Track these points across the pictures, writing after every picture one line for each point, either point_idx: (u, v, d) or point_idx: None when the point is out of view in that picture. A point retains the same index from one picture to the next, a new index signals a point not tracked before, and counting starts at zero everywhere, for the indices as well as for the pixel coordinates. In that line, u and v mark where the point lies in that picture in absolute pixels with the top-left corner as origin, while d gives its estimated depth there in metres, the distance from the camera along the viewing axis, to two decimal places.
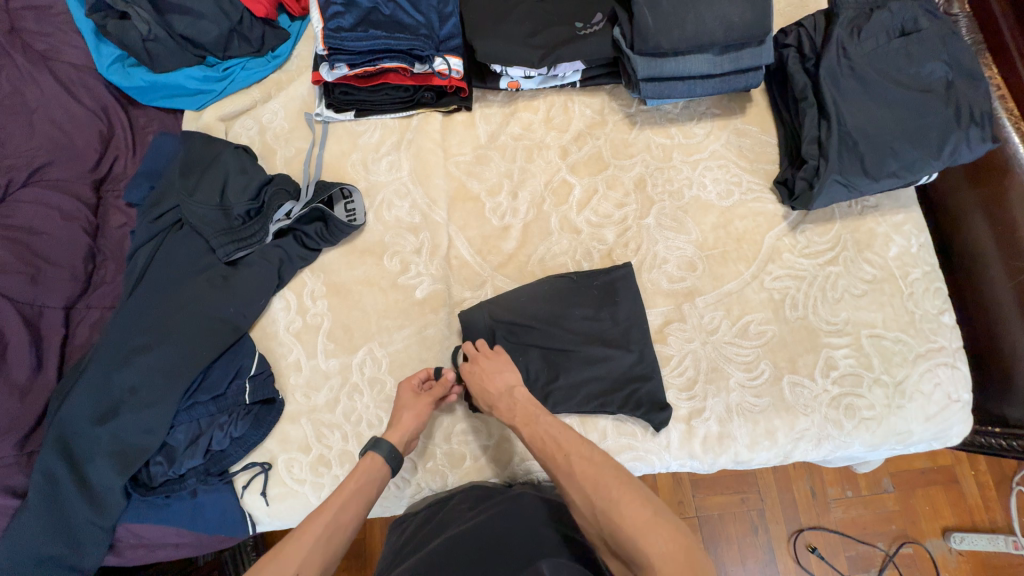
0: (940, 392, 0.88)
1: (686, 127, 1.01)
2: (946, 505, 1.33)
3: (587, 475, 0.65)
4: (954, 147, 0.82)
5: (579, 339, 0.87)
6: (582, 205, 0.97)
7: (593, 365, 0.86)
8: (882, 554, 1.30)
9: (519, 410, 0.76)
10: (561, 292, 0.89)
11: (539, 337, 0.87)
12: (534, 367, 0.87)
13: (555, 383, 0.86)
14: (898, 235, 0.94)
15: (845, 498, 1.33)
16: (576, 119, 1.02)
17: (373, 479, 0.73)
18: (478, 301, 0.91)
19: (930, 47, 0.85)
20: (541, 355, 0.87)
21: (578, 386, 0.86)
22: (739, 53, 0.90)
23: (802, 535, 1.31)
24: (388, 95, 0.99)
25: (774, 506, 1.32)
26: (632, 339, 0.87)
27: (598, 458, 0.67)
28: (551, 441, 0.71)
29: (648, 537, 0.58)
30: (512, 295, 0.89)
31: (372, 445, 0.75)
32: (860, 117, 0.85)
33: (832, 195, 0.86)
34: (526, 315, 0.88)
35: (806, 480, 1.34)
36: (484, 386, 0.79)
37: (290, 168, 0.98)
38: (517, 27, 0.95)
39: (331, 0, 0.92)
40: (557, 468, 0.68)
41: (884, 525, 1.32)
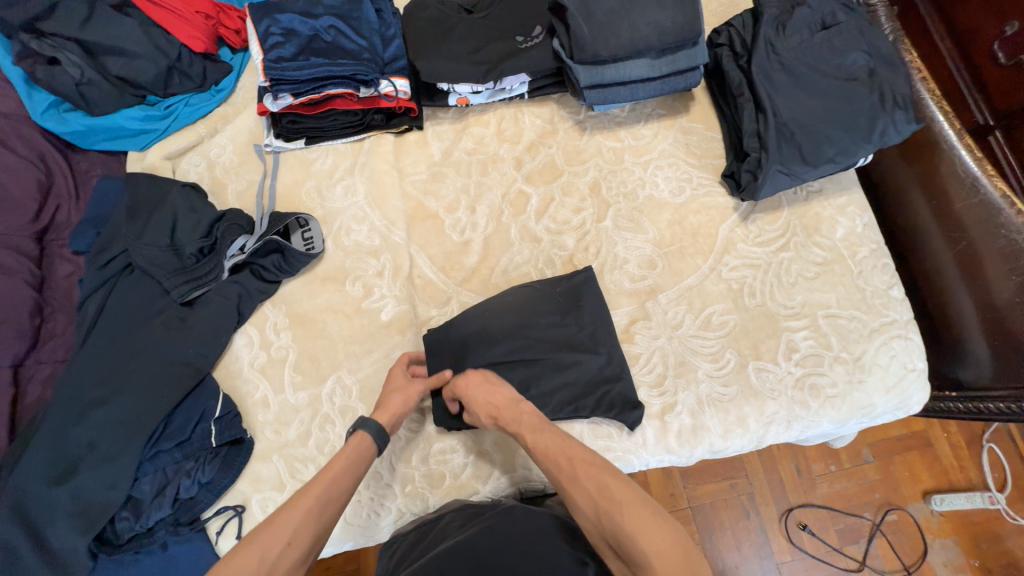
0: (897, 363, 0.91)
1: (634, 129, 1.04)
2: (923, 469, 1.37)
3: (591, 480, 0.64)
4: (883, 129, 0.85)
5: (546, 348, 0.88)
6: (540, 213, 0.99)
7: (562, 371, 0.87)
8: (869, 524, 1.33)
9: (523, 419, 0.75)
10: (521, 304, 0.90)
11: (507, 350, 0.88)
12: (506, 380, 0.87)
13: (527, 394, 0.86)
14: (843, 216, 0.98)
15: (829, 473, 1.37)
16: (527, 130, 1.04)
17: (358, 457, 0.70)
18: (444, 318, 0.92)
19: (849, 38, 0.89)
20: (512, 367, 0.87)
21: (548, 394, 0.86)
22: (675, 56, 0.93)
23: (792, 513, 1.34)
24: (337, 121, 0.99)
25: (763, 488, 1.35)
26: (600, 341, 0.89)
27: (601, 465, 0.65)
28: (553, 448, 0.69)
29: (647, 535, 0.57)
30: (470, 313, 0.89)
31: (361, 423, 0.73)
32: (794, 108, 0.88)
33: (775, 185, 0.89)
34: (488, 330, 0.88)
35: (791, 459, 1.37)
36: (484, 399, 0.78)
37: (242, 201, 0.97)
38: (458, 45, 0.96)
39: (270, 31, 0.92)
40: (561, 475, 0.67)
41: (868, 495, 1.35)
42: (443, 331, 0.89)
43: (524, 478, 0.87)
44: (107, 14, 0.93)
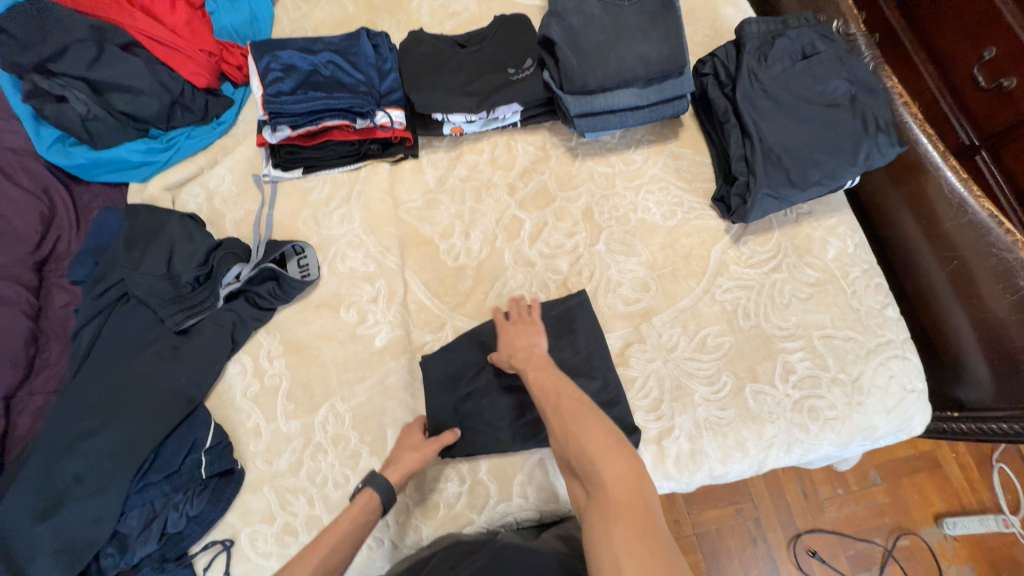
0: (895, 384, 0.90)
1: (625, 155, 1.06)
2: (933, 491, 1.34)
3: (569, 409, 0.69)
4: (867, 152, 0.87)
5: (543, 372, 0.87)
6: (534, 237, 1.00)
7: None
8: (881, 550, 1.29)
9: (532, 359, 0.79)
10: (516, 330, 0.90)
11: (503, 375, 0.88)
12: (501, 407, 0.86)
13: (524, 419, 0.85)
14: (833, 237, 0.99)
15: (836, 496, 1.33)
16: (520, 157, 1.06)
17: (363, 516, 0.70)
18: (439, 344, 0.91)
19: (830, 66, 0.91)
20: (508, 393, 0.86)
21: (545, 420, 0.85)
22: (662, 85, 0.95)
23: (801, 539, 1.30)
24: (333, 151, 1.01)
25: (769, 513, 1.32)
26: (596, 367, 0.88)
27: (582, 401, 0.70)
28: (546, 384, 0.74)
29: (604, 459, 0.61)
30: (466, 338, 0.90)
31: (369, 481, 0.73)
32: (779, 134, 0.90)
33: (764, 208, 0.90)
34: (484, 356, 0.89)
35: (797, 483, 1.34)
36: (511, 341, 0.83)
37: (240, 230, 0.98)
38: (452, 78, 1.00)
39: (270, 67, 0.96)
40: (547, 404, 0.72)
41: (878, 519, 1.32)
42: (438, 356, 0.89)
43: (520, 507, 0.85)
44: (114, 53, 0.97)
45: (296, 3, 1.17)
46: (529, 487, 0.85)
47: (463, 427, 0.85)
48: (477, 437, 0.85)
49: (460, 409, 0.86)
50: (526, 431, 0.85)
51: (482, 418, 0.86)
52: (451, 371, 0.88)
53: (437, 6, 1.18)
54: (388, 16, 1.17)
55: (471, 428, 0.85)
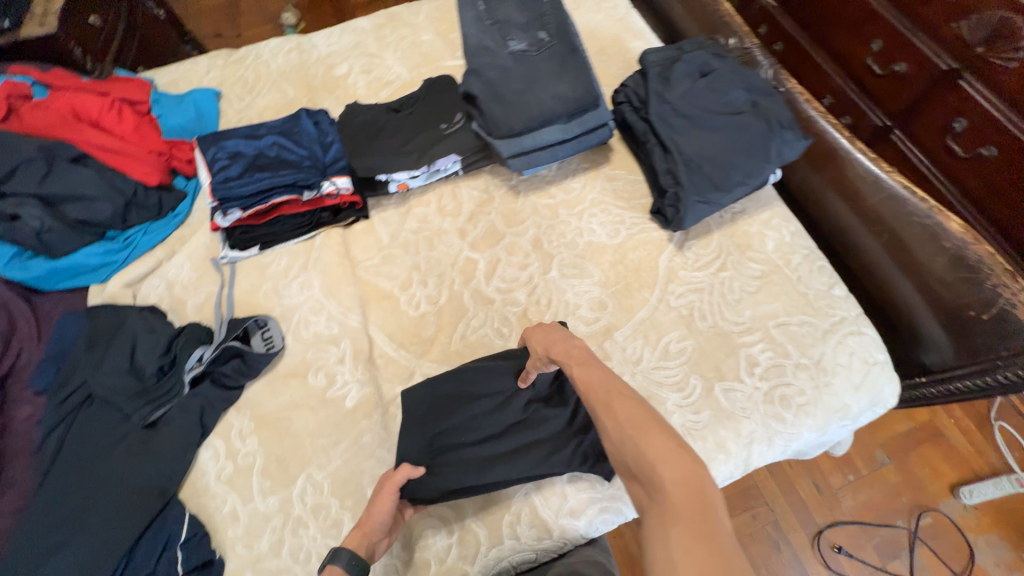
0: (857, 360, 0.93)
1: (564, 185, 1.13)
2: (944, 463, 1.43)
3: (621, 402, 0.56)
4: (777, 150, 0.95)
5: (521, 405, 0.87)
6: (489, 275, 1.03)
7: (534, 429, 0.85)
8: (906, 532, 1.34)
9: (574, 352, 0.68)
10: (491, 364, 0.90)
11: (478, 408, 0.87)
12: (478, 441, 0.85)
13: (502, 457, 0.83)
14: (770, 230, 1.04)
15: (848, 484, 1.40)
16: (466, 202, 1.12)
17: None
18: (414, 384, 0.92)
19: (727, 79, 0.99)
20: (483, 428, 0.86)
21: (524, 454, 0.83)
22: (583, 117, 1.02)
23: (825, 536, 1.33)
24: (286, 225, 1.04)
25: (788, 515, 1.37)
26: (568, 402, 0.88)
27: (637, 399, 0.56)
28: (594, 375, 0.62)
29: (667, 467, 0.48)
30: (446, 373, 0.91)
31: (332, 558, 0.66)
32: (696, 144, 0.96)
33: (698, 214, 0.96)
34: (460, 391, 0.89)
35: (808, 477, 1.41)
36: (544, 338, 0.74)
37: (202, 313, 1.00)
38: (390, 141, 1.07)
39: (217, 157, 1.03)
40: (593, 401, 0.58)
41: (896, 501, 1.38)
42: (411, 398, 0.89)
43: (513, 549, 0.83)
44: (65, 166, 1.01)
45: (240, 96, 1.27)
46: (519, 525, 0.83)
47: (437, 466, 0.82)
48: (448, 479, 0.80)
49: (436, 450, 0.84)
50: (501, 471, 0.81)
51: (457, 457, 0.83)
52: (429, 412, 0.88)
53: (371, 79, 1.29)
54: (327, 95, 1.27)
55: (445, 467, 0.82)
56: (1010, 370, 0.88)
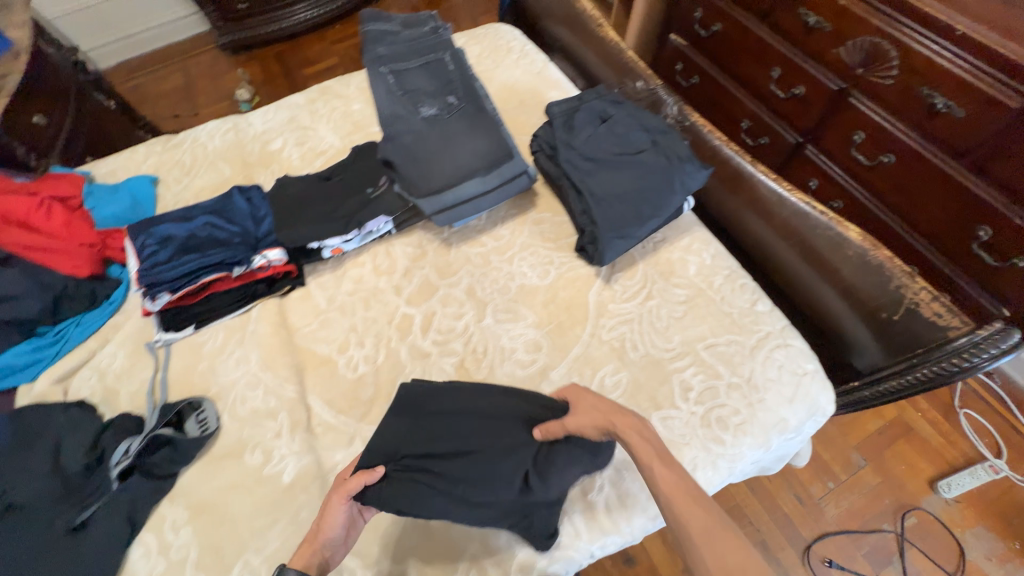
0: (786, 372, 0.95)
1: (494, 232, 1.16)
2: (918, 458, 1.64)
3: (726, 552, 0.65)
4: (681, 182, 1.01)
5: (509, 460, 0.80)
6: (426, 328, 1.05)
7: (509, 485, 0.78)
8: (893, 536, 1.52)
9: (649, 448, 0.73)
10: (501, 407, 0.87)
11: (463, 442, 0.83)
12: (447, 472, 0.80)
13: (464, 501, 0.78)
14: (691, 255, 1.09)
15: (830, 492, 1.59)
16: (400, 259, 1.14)
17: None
18: (411, 402, 0.88)
19: (626, 123, 1.07)
20: (453, 460, 0.81)
21: (485, 504, 0.79)
22: (501, 168, 1.07)
23: (813, 550, 1.51)
24: (220, 301, 1.06)
25: (775, 533, 1.54)
26: (550, 469, 0.78)
27: (741, 545, 0.65)
28: (690, 501, 0.69)
29: None
30: (462, 393, 0.89)
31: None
32: (606, 184, 1.02)
33: (617, 249, 1.00)
34: (466, 415, 0.87)
35: (789, 491, 1.60)
36: (608, 417, 0.78)
37: (135, 402, 0.98)
38: (318, 209, 1.10)
39: (146, 243, 1.05)
40: (694, 530, 0.67)
41: (880, 504, 1.57)
42: (399, 411, 0.88)
43: None
44: None
45: (177, 178, 1.31)
46: None
47: (401, 477, 0.80)
48: (409, 498, 0.77)
49: (406, 466, 0.81)
50: (457, 511, 0.77)
51: (428, 479, 0.79)
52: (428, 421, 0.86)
53: (305, 150, 1.34)
54: (263, 170, 1.32)
55: (412, 483, 0.79)
56: (936, 365, 0.87)
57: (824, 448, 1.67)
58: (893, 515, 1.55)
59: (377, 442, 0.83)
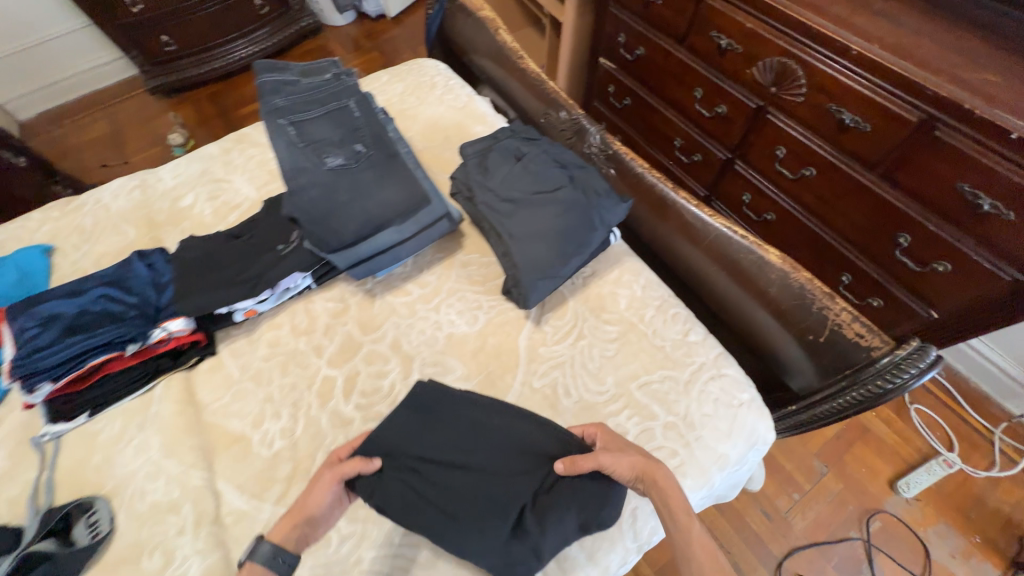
0: (722, 405, 0.92)
1: (420, 279, 1.11)
2: (877, 459, 1.64)
3: None
4: (599, 217, 0.99)
5: (511, 494, 0.76)
6: (348, 391, 0.97)
7: (504, 519, 0.74)
8: (860, 543, 1.51)
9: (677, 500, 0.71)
10: (515, 433, 0.84)
11: (464, 464, 0.81)
12: (441, 486, 0.78)
13: (449, 517, 0.75)
14: (621, 288, 1.06)
15: (796, 504, 1.58)
16: (321, 316, 1.07)
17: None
18: (427, 408, 0.87)
19: (540, 159, 1.05)
20: (449, 477, 0.79)
21: (471, 533, 0.73)
22: (417, 214, 1.02)
23: (784, 567, 1.48)
24: (116, 382, 0.96)
25: (747, 553, 1.50)
26: (548, 510, 0.75)
27: None
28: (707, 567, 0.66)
29: None
30: (481, 406, 0.87)
31: (251, 552, 0.67)
32: (524, 224, 0.99)
33: (542, 290, 0.96)
34: (475, 429, 0.84)
35: (757, 507, 1.58)
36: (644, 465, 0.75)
37: (13, 510, 0.86)
38: (225, 271, 1.03)
39: (25, 326, 0.94)
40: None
41: (845, 511, 1.56)
42: (413, 407, 0.87)
43: None
44: None
45: (76, 245, 1.21)
46: None
47: (394, 473, 0.78)
48: (400, 503, 0.75)
49: (403, 466, 0.79)
50: (440, 528, 0.74)
51: (423, 489, 0.77)
52: (439, 427, 0.84)
53: (218, 204, 1.26)
54: (172, 228, 1.23)
55: (405, 485, 0.77)
56: (863, 388, 0.86)
57: (786, 459, 1.66)
58: (858, 521, 1.54)
59: (377, 436, 0.81)
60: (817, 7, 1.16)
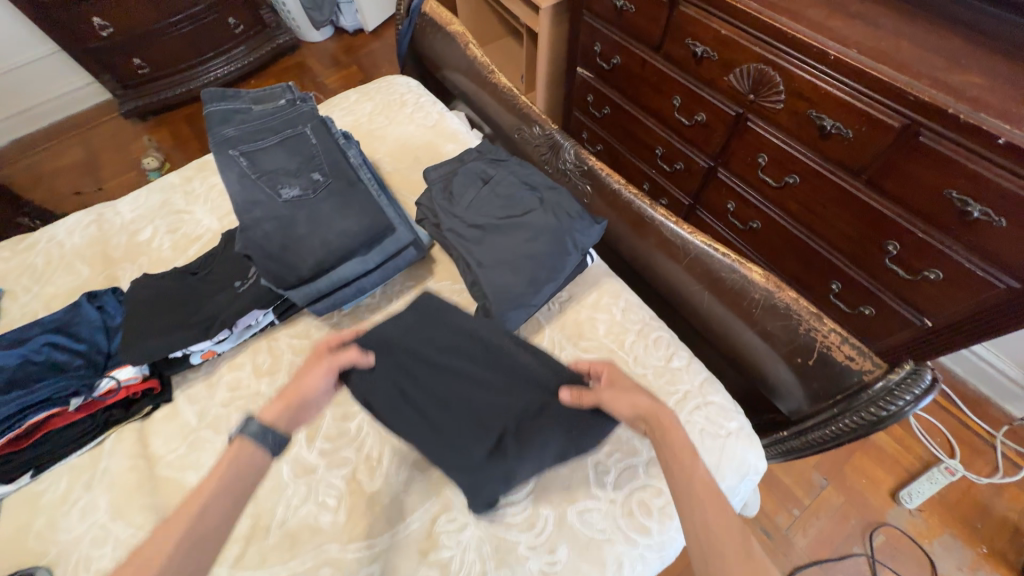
0: (708, 436, 0.87)
1: (388, 310, 1.06)
2: (877, 470, 1.59)
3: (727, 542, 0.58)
4: (573, 240, 0.95)
5: (498, 413, 0.82)
6: (312, 436, 0.91)
7: (485, 435, 0.79)
8: (864, 559, 1.45)
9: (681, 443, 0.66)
10: (513, 359, 0.87)
11: (455, 381, 0.85)
12: (429, 395, 0.82)
13: (432, 424, 0.80)
14: (600, 312, 1.01)
15: (796, 520, 1.52)
16: (284, 354, 1.01)
17: (243, 469, 0.63)
18: (430, 316, 0.91)
19: (508, 183, 1.01)
20: (438, 391, 0.83)
21: (450, 446, 0.77)
22: (382, 244, 0.97)
23: None
24: (62, 439, 0.90)
25: None
26: (531, 433, 0.79)
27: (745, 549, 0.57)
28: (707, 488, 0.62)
29: None
30: (483, 326, 0.90)
31: (242, 428, 0.64)
32: (493, 251, 0.94)
33: (514, 321, 0.91)
34: (473, 348, 0.88)
35: (756, 525, 1.52)
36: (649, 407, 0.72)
37: None
38: (179, 312, 0.97)
39: None
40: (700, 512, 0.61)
41: (848, 525, 1.51)
42: (419, 314, 0.91)
43: None
44: None
45: (27, 287, 1.15)
46: None
47: (388, 372, 0.81)
48: (390, 400, 0.80)
49: (398, 369, 0.83)
50: (421, 435, 0.78)
51: (413, 392, 0.82)
52: (443, 338, 0.89)
53: (178, 238, 1.20)
54: (128, 265, 1.17)
55: (397, 384, 0.81)
56: (856, 415, 0.81)
57: (784, 473, 1.60)
58: (861, 536, 1.49)
59: (381, 333, 0.85)
60: (792, 11, 1.13)
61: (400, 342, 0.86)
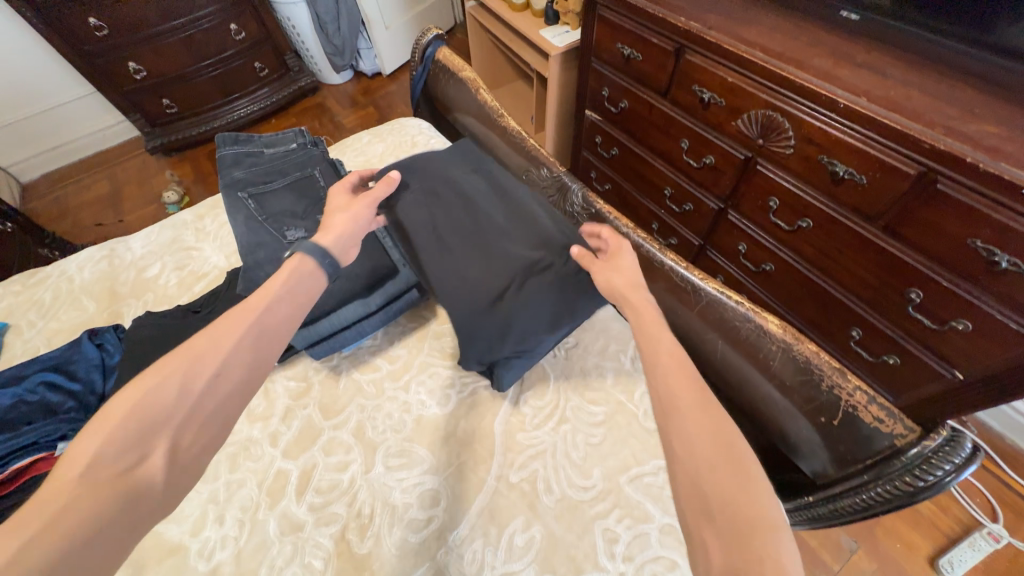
0: None
1: (389, 353, 1.04)
2: (913, 534, 1.46)
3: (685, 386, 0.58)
4: None
5: (508, 261, 0.92)
6: (302, 489, 0.86)
7: (496, 269, 0.91)
8: None
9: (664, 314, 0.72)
10: (532, 219, 0.99)
11: (477, 223, 0.98)
12: (451, 230, 0.97)
13: (447, 255, 0.94)
14: (607, 360, 0.98)
15: None
16: (280, 398, 0.98)
17: (302, 282, 0.73)
18: (469, 171, 1.08)
19: (524, 206, 1.02)
20: (459, 234, 0.97)
21: (460, 277, 0.91)
22: (386, 287, 0.99)
23: None
24: None
25: None
26: (534, 286, 0.89)
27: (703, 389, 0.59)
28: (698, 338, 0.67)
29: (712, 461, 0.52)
30: (512, 191, 1.06)
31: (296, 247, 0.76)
32: (506, 268, 0.91)
33: (515, 369, 0.90)
34: (500, 204, 1.03)
35: None
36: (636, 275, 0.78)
37: None
38: None
39: None
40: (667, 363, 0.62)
41: None
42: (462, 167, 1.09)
43: None
44: None
45: (32, 321, 1.15)
46: None
47: (426, 199, 1.00)
48: (420, 223, 0.97)
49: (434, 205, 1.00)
50: (438, 262, 0.93)
51: (441, 225, 0.97)
52: (476, 187, 1.04)
53: (184, 275, 1.21)
54: (133, 301, 1.17)
55: (429, 213, 0.98)
56: (889, 484, 0.74)
57: (809, 533, 1.48)
58: None
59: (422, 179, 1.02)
60: (799, 60, 1.14)
61: (439, 180, 1.03)
